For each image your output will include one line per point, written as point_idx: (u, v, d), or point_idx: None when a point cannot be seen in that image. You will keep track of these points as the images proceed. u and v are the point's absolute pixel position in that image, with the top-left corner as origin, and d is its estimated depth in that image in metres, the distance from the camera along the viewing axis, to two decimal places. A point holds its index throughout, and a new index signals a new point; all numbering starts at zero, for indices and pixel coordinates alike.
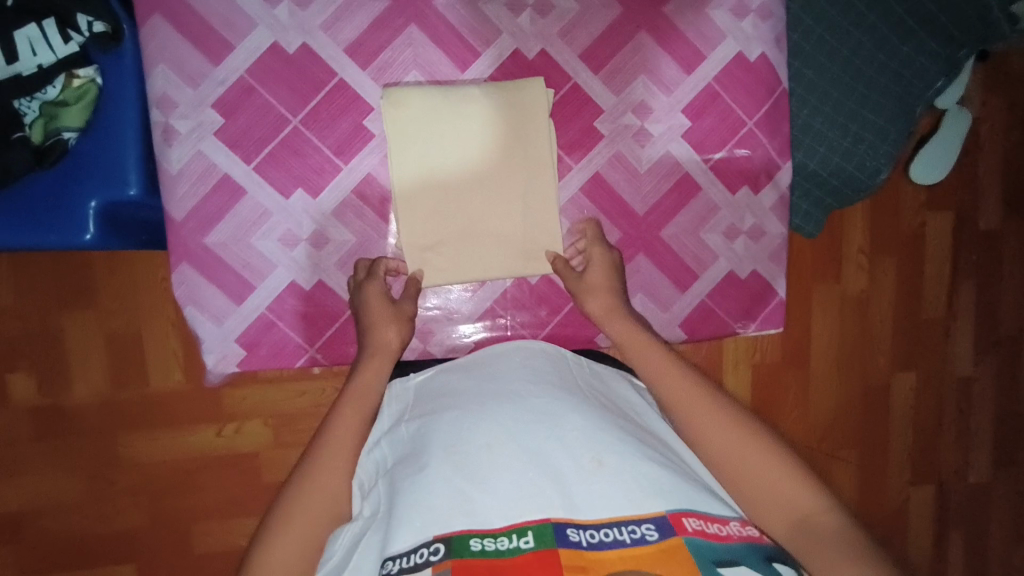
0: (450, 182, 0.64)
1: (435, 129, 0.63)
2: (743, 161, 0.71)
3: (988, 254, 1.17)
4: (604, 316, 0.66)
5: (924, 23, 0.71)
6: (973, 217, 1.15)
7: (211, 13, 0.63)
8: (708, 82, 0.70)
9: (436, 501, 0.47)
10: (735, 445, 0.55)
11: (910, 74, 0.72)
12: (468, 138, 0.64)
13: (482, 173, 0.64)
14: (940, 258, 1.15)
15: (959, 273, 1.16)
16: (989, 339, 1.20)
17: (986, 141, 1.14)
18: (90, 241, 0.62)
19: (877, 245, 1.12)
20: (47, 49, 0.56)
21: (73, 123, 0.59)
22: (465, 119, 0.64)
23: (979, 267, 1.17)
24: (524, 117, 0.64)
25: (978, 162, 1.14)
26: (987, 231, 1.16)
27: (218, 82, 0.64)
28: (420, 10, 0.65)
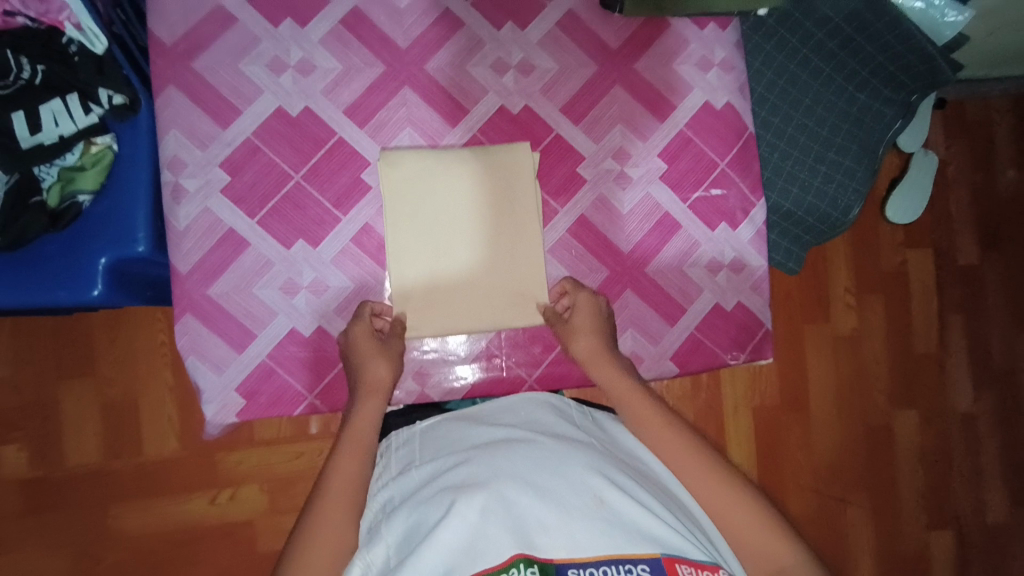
0: (441, 236, 0.68)
1: (431, 188, 0.68)
2: (717, 200, 0.75)
3: (971, 288, 1.20)
4: (593, 359, 0.65)
5: (877, 72, 0.76)
6: (952, 254, 1.20)
7: (221, 83, 0.69)
8: (680, 128, 0.75)
9: (443, 534, 0.44)
10: (727, 492, 0.53)
11: (868, 119, 0.77)
12: (460, 195, 0.68)
13: (473, 229, 0.68)
14: (925, 295, 1.18)
15: (946, 309, 1.19)
16: (984, 373, 1.21)
17: (954, 182, 1.20)
18: (98, 297, 0.64)
19: (861, 284, 1.15)
20: (68, 121, 0.60)
21: (88, 186, 0.64)
22: (453, 180, 0.68)
23: (964, 303, 1.20)
24: (510, 175, 0.69)
25: (949, 203, 1.20)
26: (968, 267, 1.20)
27: (225, 144, 0.69)
28: (413, 74, 0.71)
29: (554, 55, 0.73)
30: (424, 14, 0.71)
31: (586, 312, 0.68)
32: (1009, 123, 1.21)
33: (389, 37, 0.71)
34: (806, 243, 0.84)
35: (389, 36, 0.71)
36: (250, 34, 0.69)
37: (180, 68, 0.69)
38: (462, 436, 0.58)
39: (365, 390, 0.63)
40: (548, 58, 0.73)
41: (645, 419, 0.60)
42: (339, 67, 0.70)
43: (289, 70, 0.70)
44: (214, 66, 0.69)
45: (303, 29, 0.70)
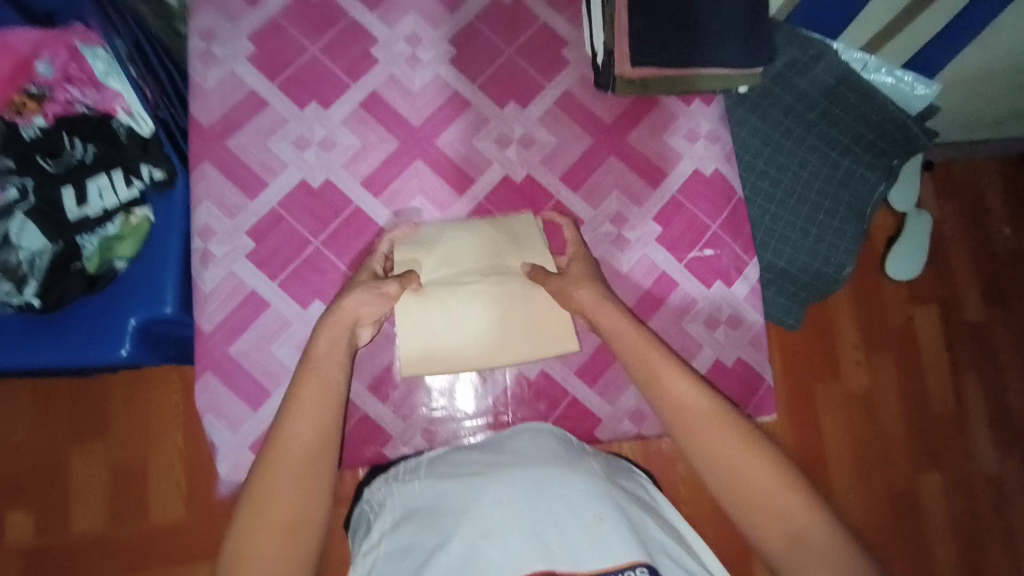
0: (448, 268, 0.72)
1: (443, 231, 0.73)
2: (711, 260, 0.76)
3: (981, 343, 1.20)
4: (594, 305, 0.66)
5: (858, 141, 0.85)
6: (958, 308, 1.21)
7: (251, 158, 0.75)
8: (672, 194, 0.77)
9: (445, 554, 0.47)
10: (828, 551, 0.49)
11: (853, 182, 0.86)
12: (468, 264, 0.73)
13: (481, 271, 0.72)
14: (936, 351, 1.18)
15: (958, 364, 1.19)
16: (1008, 432, 1.18)
17: (952, 239, 1.23)
18: (124, 356, 0.68)
19: (869, 340, 1.17)
20: (112, 194, 0.68)
21: (124, 253, 0.69)
22: (462, 249, 0.73)
23: (976, 359, 1.20)
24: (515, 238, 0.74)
25: (948, 259, 1.22)
26: (975, 322, 1.21)
27: (252, 214, 0.74)
28: (424, 148, 0.77)
29: (553, 130, 0.78)
30: (435, 96, 0.78)
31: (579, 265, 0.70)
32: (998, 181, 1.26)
33: (403, 116, 0.78)
34: (801, 299, 0.89)
35: (403, 116, 0.78)
36: (278, 117, 0.76)
37: (214, 145, 0.75)
38: (469, 460, 0.60)
39: (331, 322, 0.63)
40: (547, 132, 0.78)
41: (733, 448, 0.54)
42: (358, 143, 0.77)
43: (313, 146, 0.76)
44: (245, 144, 0.75)
45: (326, 110, 0.77)
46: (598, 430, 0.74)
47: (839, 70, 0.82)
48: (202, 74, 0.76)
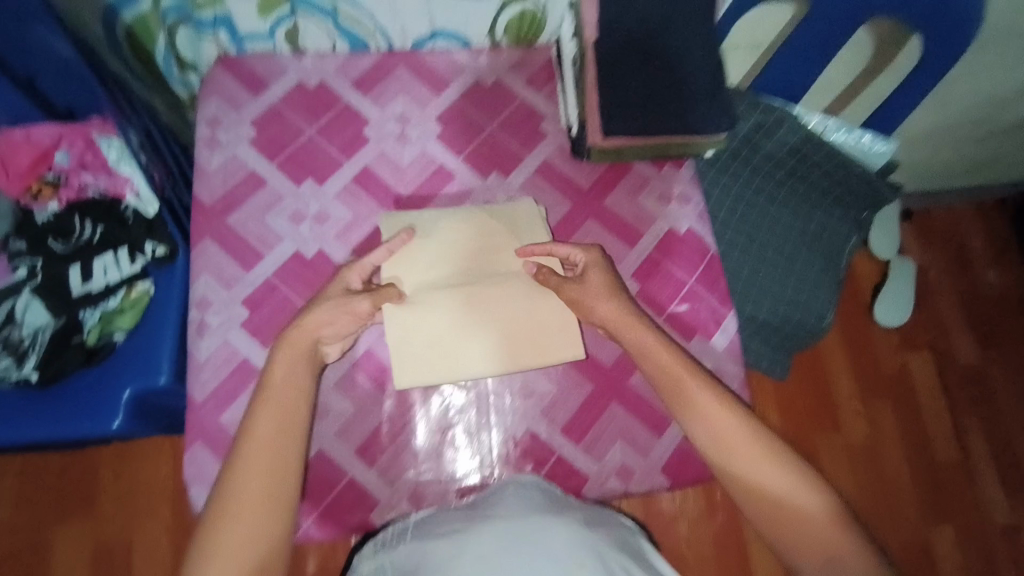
0: (455, 275, 0.74)
1: (446, 236, 0.75)
2: (689, 314, 0.78)
3: (979, 389, 1.21)
4: (619, 321, 0.70)
5: (826, 196, 0.92)
6: (951, 353, 1.23)
7: (249, 233, 0.77)
8: (648, 253, 0.80)
9: None
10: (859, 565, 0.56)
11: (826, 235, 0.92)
12: (469, 254, 0.75)
13: (490, 278, 0.74)
14: (933, 397, 1.20)
15: (958, 410, 1.19)
16: (1017, 480, 1.16)
17: (937, 282, 1.29)
18: (117, 427, 0.71)
19: (866, 387, 1.18)
20: (116, 270, 0.72)
21: (123, 325, 0.73)
22: (461, 240, 0.75)
23: (976, 404, 1.20)
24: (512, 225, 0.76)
25: (935, 302, 1.27)
26: (970, 365, 1.22)
27: (249, 284, 0.75)
28: None
29: (535, 196, 0.82)
30: (422, 169, 0.81)
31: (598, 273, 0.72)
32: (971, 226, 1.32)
33: (393, 188, 0.80)
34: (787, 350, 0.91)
35: (393, 188, 0.80)
36: (277, 193, 0.78)
37: (215, 222, 0.77)
38: (457, 516, 0.60)
39: (289, 340, 0.65)
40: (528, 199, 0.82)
41: (767, 472, 0.62)
42: (349, 216, 0.79)
43: (308, 219, 0.78)
44: (244, 221, 0.77)
45: (321, 186, 0.79)
46: (585, 489, 0.72)
47: (801, 131, 0.90)
48: (206, 158, 0.78)
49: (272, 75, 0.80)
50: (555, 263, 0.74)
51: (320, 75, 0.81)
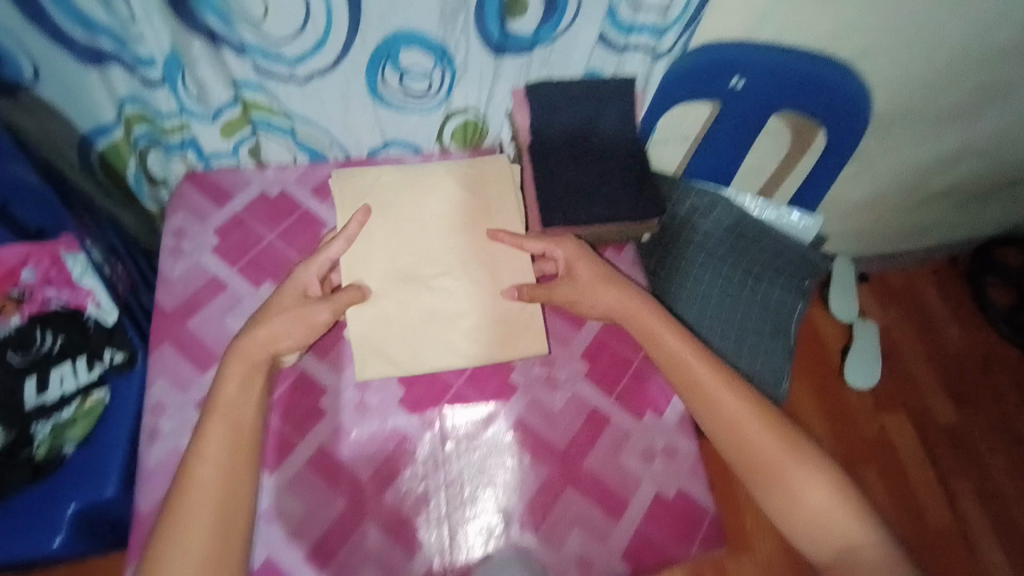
0: (423, 251, 0.79)
1: (404, 210, 0.80)
2: (640, 391, 0.79)
3: (959, 443, 1.59)
4: (623, 306, 0.77)
5: (769, 267, 0.99)
6: (930, 414, 1.61)
7: (208, 336, 0.77)
8: (596, 332, 0.82)
9: None
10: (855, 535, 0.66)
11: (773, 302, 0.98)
12: (440, 224, 0.80)
13: (457, 243, 0.79)
14: (918, 460, 1.55)
15: (945, 471, 1.54)
16: (1003, 521, 1.51)
17: (903, 345, 1.70)
18: (56, 544, 0.71)
19: (852, 455, 1.52)
20: (73, 380, 0.73)
21: (75, 436, 0.74)
22: (432, 213, 0.80)
23: (958, 461, 1.56)
24: (484, 188, 0.82)
25: (908, 363, 1.67)
26: (947, 423, 1.61)
27: (204, 386, 0.74)
28: None
29: None
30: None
31: (583, 266, 0.79)
32: (898, 326, 1.72)
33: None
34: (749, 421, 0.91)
35: None
36: (237, 295, 0.79)
37: (175, 327, 0.77)
38: None
39: (235, 356, 0.68)
40: None
41: (833, 506, 0.68)
42: None
43: None
44: (201, 323, 0.77)
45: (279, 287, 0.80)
46: None
47: (734, 212, 0.97)
48: (169, 265, 0.80)
49: (236, 187, 0.86)
50: (527, 259, 0.80)
51: (281, 185, 0.87)
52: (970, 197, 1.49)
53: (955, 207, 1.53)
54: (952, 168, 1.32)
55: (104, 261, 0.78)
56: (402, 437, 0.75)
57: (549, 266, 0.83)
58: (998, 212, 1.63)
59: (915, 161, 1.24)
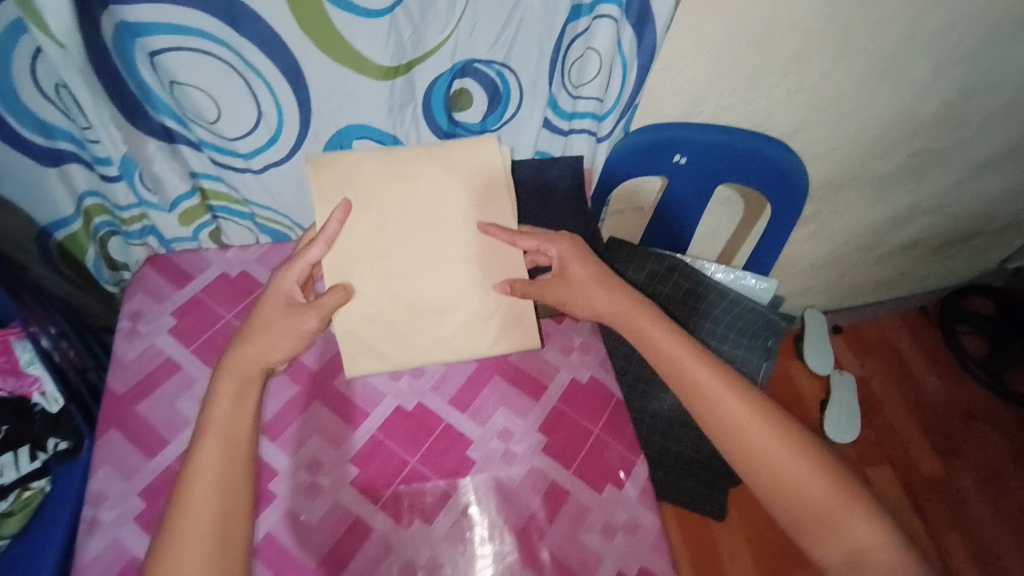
0: (409, 250, 0.72)
1: (386, 199, 0.71)
2: (600, 463, 0.77)
3: (948, 495, 1.57)
4: (616, 311, 0.75)
5: (730, 330, 1.00)
6: (917, 467, 1.60)
7: (158, 419, 0.75)
8: (554, 404, 0.81)
9: None
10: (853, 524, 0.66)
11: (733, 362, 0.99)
12: (427, 217, 0.72)
13: (446, 240, 0.72)
14: (907, 514, 1.53)
15: (936, 526, 1.52)
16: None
17: (884, 397, 1.70)
18: None
19: None
20: (13, 470, 0.70)
21: (10, 530, 0.70)
22: (417, 205, 0.72)
23: (948, 515, 1.54)
24: (472, 172, 0.73)
25: (889, 415, 1.67)
26: (934, 476, 1.59)
27: (150, 472, 0.71)
28: (323, 390, 0.79)
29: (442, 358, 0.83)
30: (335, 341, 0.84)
31: (577, 266, 0.76)
32: (876, 377, 1.73)
33: (300, 359, 0.81)
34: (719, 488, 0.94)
35: (303, 361, 0.81)
36: (192, 376, 0.78)
37: (125, 411, 0.75)
38: None
39: (227, 372, 0.68)
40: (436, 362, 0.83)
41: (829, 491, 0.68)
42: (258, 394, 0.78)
43: None
44: (152, 407, 0.76)
45: None
46: None
47: (690, 282, 0.99)
48: (123, 348, 0.80)
49: (197, 269, 0.87)
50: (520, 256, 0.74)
51: (242, 266, 0.88)
52: (928, 250, 1.54)
53: (915, 260, 1.57)
54: (905, 225, 1.37)
55: (48, 346, 0.77)
56: (353, 520, 0.71)
57: (542, 259, 0.79)
58: (959, 262, 1.67)
59: (867, 219, 1.29)
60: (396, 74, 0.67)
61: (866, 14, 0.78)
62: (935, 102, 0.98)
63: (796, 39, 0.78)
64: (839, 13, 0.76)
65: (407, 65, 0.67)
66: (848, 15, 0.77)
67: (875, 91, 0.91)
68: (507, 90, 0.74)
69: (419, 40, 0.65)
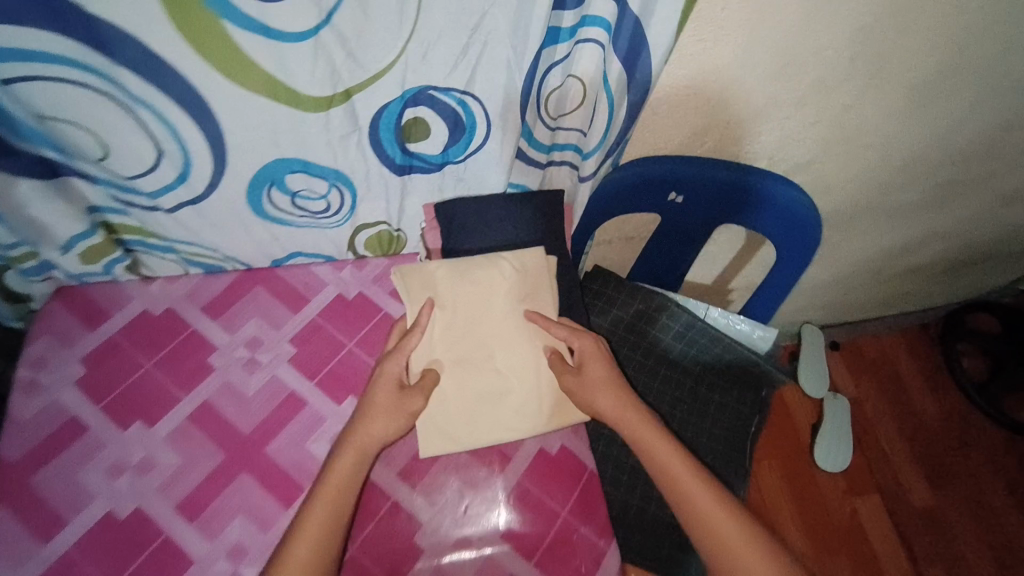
0: (491, 340, 0.70)
1: (464, 300, 0.70)
2: (565, 552, 0.68)
3: (934, 525, 1.48)
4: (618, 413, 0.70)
5: (721, 375, 0.89)
6: (905, 495, 1.51)
7: (54, 494, 0.65)
8: (517, 479, 0.71)
9: None
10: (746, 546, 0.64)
11: (716, 413, 0.88)
12: (497, 320, 0.70)
13: (509, 347, 0.70)
14: (890, 546, 1.43)
15: (921, 560, 1.43)
16: None
17: (876, 419, 1.62)
18: None
19: (819, 544, 1.40)
20: None
21: None
22: (489, 303, 0.70)
23: (933, 546, 1.45)
24: (530, 280, 0.72)
25: (880, 439, 1.58)
26: (923, 505, 1.50)
27: (41, 561, 0.62)
28: (252, 459, 0.69)
29: None
30: (269, 400, 0.73)
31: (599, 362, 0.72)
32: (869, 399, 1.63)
33: (230, 423, 0.71)
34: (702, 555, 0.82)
35: (233, 425, 0.71)
36: (99, 440, 0.68)
37: (16, 484, 0.65)
38: None
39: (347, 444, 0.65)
40: None
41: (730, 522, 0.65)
42: (177, 462, 0.68)
43: (128, 472, 0.67)
44: (51, 478, 0.66)
45: (150, 429, 0.69)
46: None
47: (682, 319, 0.90)
48: (20, 404, 0.69)
49: (115, 305, 0.76)
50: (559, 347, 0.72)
51: (168, 302, 0.77)
52: (936, 273, 1.44)
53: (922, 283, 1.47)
54: (915, 253, 1.27)
55: None
56: None
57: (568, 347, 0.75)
58: (969, 283, 1.58)
59: (877, 248, 1.18)
60: (329, 104, 0.55)
61: (903, 44, 0.65)
62: (968, 135, 0.87)
63: (818, 69, 0.66)
64: (872, 42, 0.64)
65: (344, 93, 0.54)
66: (883, 43, 0.64)
67: (901, 126, 0.80)
68: (470, 120, 0.62)
69: (357, 66, 0.52)
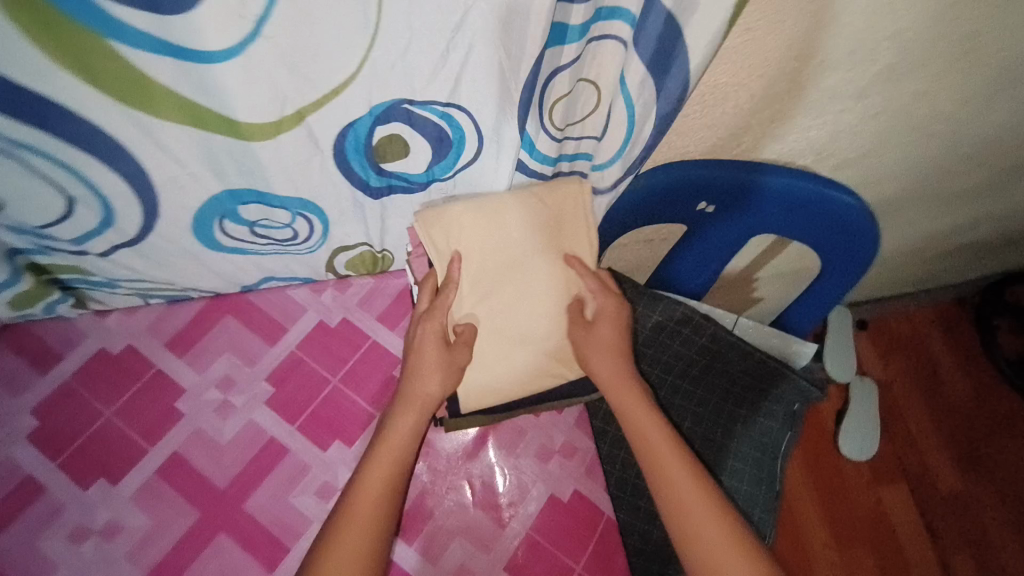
0: (522, 293, 0.60)
1: (487, 246, 0.58)
2: None
3: (965, 515, 1.28)
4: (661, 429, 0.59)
5: (750, 387, 0.78)
6: (932, 482, 1.30)
7: (14, 565, 0.59)
8: (526, 531, 0.64)
9: None
10: None
11: (745, 430, 0.77)
12: (528, 266, 0.59)
13: (540, 292, 0.60)
14: (913, 537, 1.25)
15: (948, 552, 1.25)
16: None
17: (906, 399, 1.37)
18: None
19: (839, 535, 1.23)
20: None
21: None
22: (517, 247, 0.58)
23: (962, 537, 1.26)
24: (564, 216, 0.59)
25: (908, 422, 1.35)
26: (953, 492, 1.30)
27: None
28: (230, 518, 0.62)
29: None
30: (246, 449, 0.65)
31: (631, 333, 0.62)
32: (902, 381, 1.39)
33: (205, 476, 0.63)
34: None
35: (206, 478, 0.63)
36: (58, 502, 0.61)
37: None
38: None
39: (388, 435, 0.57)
40: None
41: None
42: (147, 523, 0.61)
43: (93, 537, 0.60)
44: (6, 547, 0.59)
45: (114, 487, 0.62)
46: None
47: (706, 335, 0.75)
48: None
49: (67, 344, 0.67)
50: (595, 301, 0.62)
51: (127, 337, 0.68)
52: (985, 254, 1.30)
53: (969, 264, 1.33)
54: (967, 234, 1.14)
55: None
56: None
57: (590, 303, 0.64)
58: None
59: (926, 235, 1.05)
60: (279, 128, 0.44)
61: (1005, 18, 0.52)
62: None
63: (893, 53, 0.53)
64: (969, 17, 0.51)
65: (294, 114, 0.43)
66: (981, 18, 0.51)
67: (983, 109, 0.66)
68: (458, 134, 0.50)
69: (306, 81, 0.40)
